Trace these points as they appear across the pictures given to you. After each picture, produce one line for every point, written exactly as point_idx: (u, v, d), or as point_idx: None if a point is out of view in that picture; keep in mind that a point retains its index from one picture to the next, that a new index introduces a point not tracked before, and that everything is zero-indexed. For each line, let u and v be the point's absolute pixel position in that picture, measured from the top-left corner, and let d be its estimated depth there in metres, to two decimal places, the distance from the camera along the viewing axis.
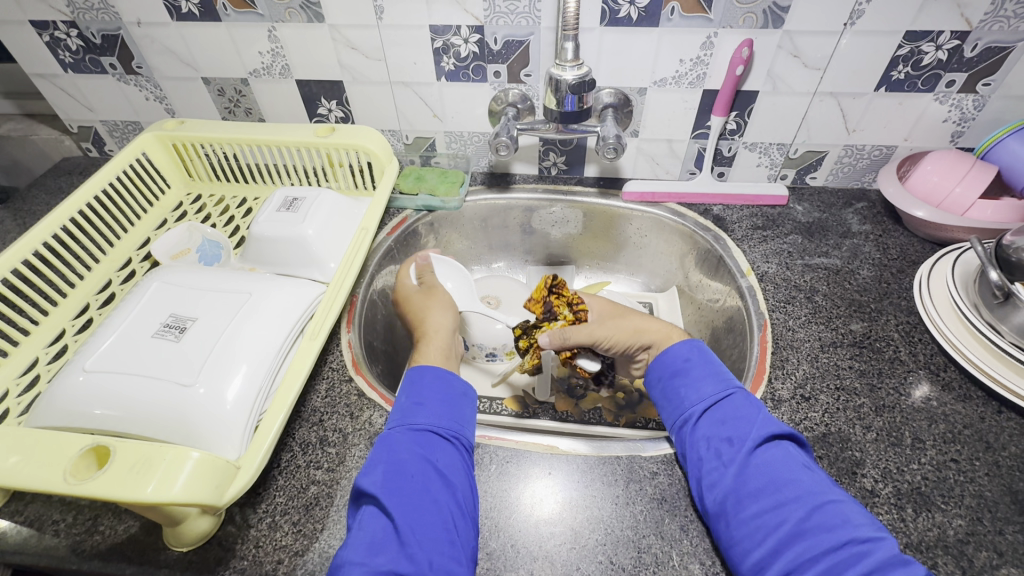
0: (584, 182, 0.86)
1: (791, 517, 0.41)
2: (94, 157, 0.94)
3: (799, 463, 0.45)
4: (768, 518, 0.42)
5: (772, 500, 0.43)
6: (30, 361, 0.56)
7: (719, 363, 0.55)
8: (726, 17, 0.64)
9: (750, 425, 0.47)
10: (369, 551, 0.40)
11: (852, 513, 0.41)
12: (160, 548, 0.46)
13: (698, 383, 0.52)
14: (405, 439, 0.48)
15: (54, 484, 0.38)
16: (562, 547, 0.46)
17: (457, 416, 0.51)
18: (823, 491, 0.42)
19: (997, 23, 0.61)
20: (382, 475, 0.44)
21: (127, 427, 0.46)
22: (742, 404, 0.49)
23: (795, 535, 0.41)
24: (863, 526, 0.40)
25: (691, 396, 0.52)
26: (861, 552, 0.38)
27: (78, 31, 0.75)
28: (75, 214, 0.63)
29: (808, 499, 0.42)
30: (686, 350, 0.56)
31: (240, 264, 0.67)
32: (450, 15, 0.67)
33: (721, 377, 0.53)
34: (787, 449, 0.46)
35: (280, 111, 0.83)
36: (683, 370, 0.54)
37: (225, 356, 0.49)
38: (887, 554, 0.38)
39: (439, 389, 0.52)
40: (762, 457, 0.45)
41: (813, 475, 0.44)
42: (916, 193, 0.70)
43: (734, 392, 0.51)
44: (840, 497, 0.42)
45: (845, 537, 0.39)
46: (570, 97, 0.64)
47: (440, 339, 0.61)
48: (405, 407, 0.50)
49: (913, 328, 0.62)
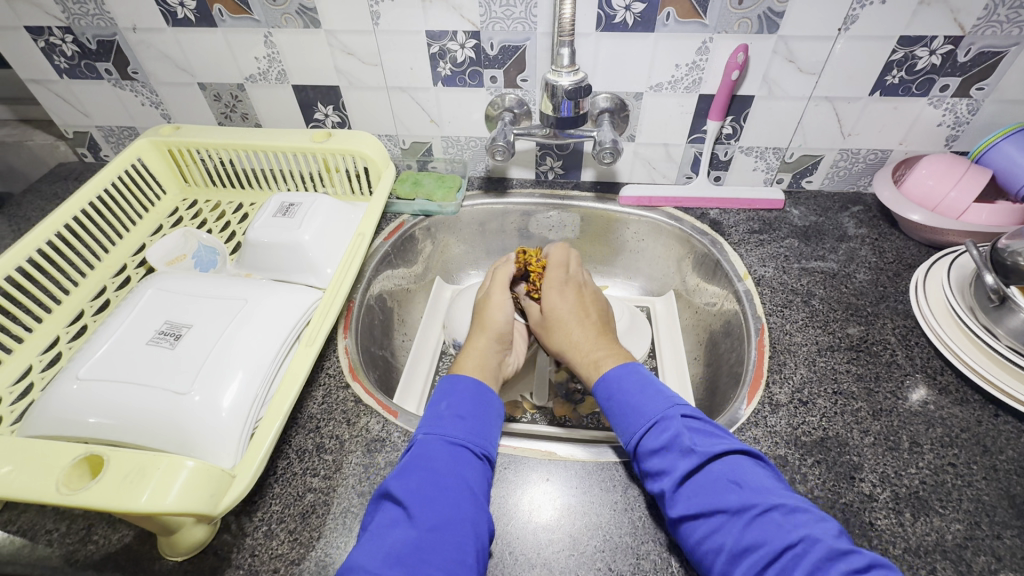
0: (581, 186, 0.86)
1: (729, 537, 0.40)
2: (90, 162, 0.94)
3: (728, 483, 0.42)
4: (711, 542, 0.40)
5: (708, 525, 0.41)
6: (24, 369, 0.55)
7: (648, 384, 0.52)
8: (721, 22, 0.64)
9: (674, 454, 0.45)
10: (386, 561, 0.38)
11: (784, 518, 0.39)
12: (154, 558, 0.45)
13: (627, 417, 0.50)
14: (441, 449, 0.47)
15: (46, 494, 0.37)
16: (560, 554, 0.46)
17: (491, 435, 0.50)
18: (754, 503, 0.40)
19: (990, 28, 0.61)
20: (415, 482, 0.44)
21: (121, 436, 0.45)
22: (667, 431, 0.46)
23: (737, 553, 0.39)
24: (795, 530, 0.38)
25: (622, 430, 0.50)
26: (797, 558, 0.37)
27: (73, 37, 0.75)
28: (68, 221, 0.63)
29: (741, 514, 0.40)
30: (616, 381, 0.53)
31: (235, 269, 0.66)
32: (445, 20, 0.67)
33: (652, 398, 0.50)
34: (712, 469, 0.43)
35: (276, 117, 0.83)
36: (609, 408, 0.52)
37: (221, 363, 0.49)
38: (824, 552, 0.36)
39: (479, 407, 0.52)
40: (693, 485, 0.43)
41: (742, 490, 0.41)
42: (911, 197, 0.70)
43: (662, 416, 0.48)
44: (776, 501, 0.40)
45: (778, 547, 0.38)
46: (566, 103, 0.64)
47: (479, 363, 0.58)
48: (442, 417, 0.50)
49: (910, 331, 0.62)
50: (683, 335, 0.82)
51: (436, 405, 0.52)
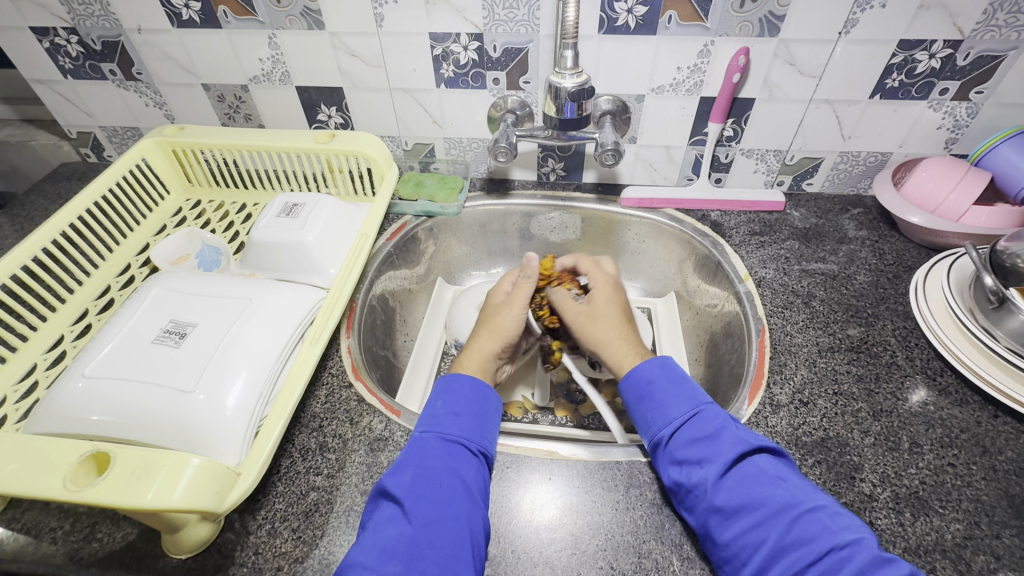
0: (582, 188, 0.87)
1: (771, 534, 0.40)
2: (93, 162, 0.94)
3: (773, 476, 0.43)
4: (750, 537, 0.40)
5: (751, 518, 0.41)
6: (29, 368, 0.55)
7: (685, 379, 0.53)
8: (723, 25, 0.65)
9: (719, 445, 0.45)
10: (381, 558, 0.39)
11: (829, 519, 0.40)
12: (158, 556, 0.45)
13: (667, 406, 0.50)
14: (437, 447, 0.47)
15: (53, 491, 0.38)
16: (562, 552, 0.46)
17: (488, 432, 0.50)
18: (799, 500, 0.41)
19: (989, 32, 0.62)
20: (410, 478, 0.44)
21: (127, 433, 0.46)
22: (711, 422, 0.48)
23: (777, 551, 0.39)
24: (842, 532, 0.39)
25: (658, 420, 0.50)
26: (842, 560, 0.37)
27: (78, 38, 0.75)
28: (74, 220, 0.63)
29: (784, 511, 0.41)
30: (658, 369, 0.53)
31: (239, 269, 0.67)
32: (449, 23, 0.68)
33: (689, 394, 0.51)
34: (757, 464, 0.44)
35: (280, 118, 0.83)
36: (647, 394, 0.52)
37: (226, 362, 0.49)
38: (868, 559, 0.37)
39: (474, 404, 0.52)
40: (735, 476, 0.44)
41: (787, 485, 0.42)
42: (911, 200, 0.71)
43: (701, 411, 0.49)
44: (819, 501, 0.41)
45: (826, 546, 0.38)
46: (569, 104, 0.65)
47: (476, 360, 0.59)
48: (438, 415, 0.50)
49: (910, 332, 0.63)
50: (684, 337, 0.82)
51: (432, 404, 0.52)
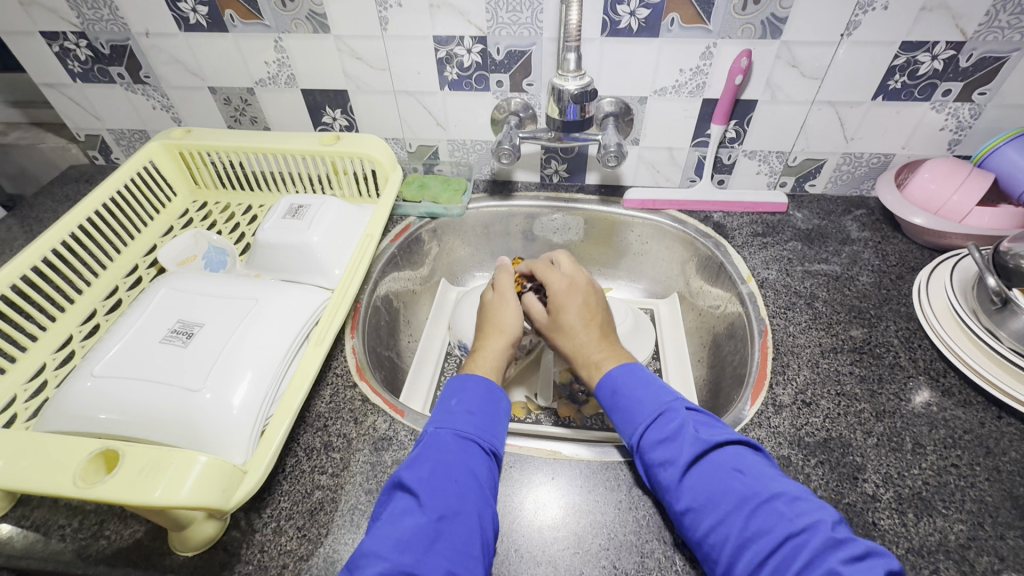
0: (585, 190, 0.87)
1: (734, 528, 0.40)
2: (100, 165, 0.95)
3: (731, 469, 0.43)
4: (715, 534, 0.41)
5: (714, 515, 0.41)
6: (38, 367, 0.56)
7: (649, 380, 0.53)
8: (725, 27, 0.65)
9: (679, 445, 0.45)
10: (396, 548, 0.39)
11: (786, 507, 0.39)
12: (165, 553, 0.46)
13: (632, 410, 0.50)
14: (451, 443, 0.47)
15: (62, 488, 0.38)
16: (565, 552, 0.46)
17: (499, 433, 0.51)
18: (757, 491, 0.41)
19: (992, 33, 0.62)
20: (427, 472, 0.44)
21: (134, 432, 0.46)
22: (672, 422, 0.47)
23: (740, 545, 0.39)
24: (798, 519, 0.38)
25: (627, 426, 0.50)
26: (798, 547, 0.37)
27: (87, 42, 0.76)
28: (82, 222, 0.64)
29: (744, 504, 0.41)
30: (621, 376, 0.53)
31: (244, 270, 0.67)
32: (452, 26, 0.69)
33: (653, 395, 0.51)
34: (716, 458, 0.44)
35: (285, 120, 0.84)
36: (616, 402, 0.52)
37: (232, 362, 0.49)
38: (822, 542, 0.37)
39: (487, 404, 0.52)
40: (697, 474, 0.44)
41: (745, 477, 0.42)
42: (914, 201, 0.71)
43: (665, 411, 0.49)
44: (777, 490, 0.41)
45: (781, 535, 0.38)
46: (571, 106, 0.65)
47: (489, 361, 0.59)
48: (453, 413, 0.50)
49: (913, 333, 0.63)
50: (686, 338, 0.82)
51: (445, 402, 0.52)
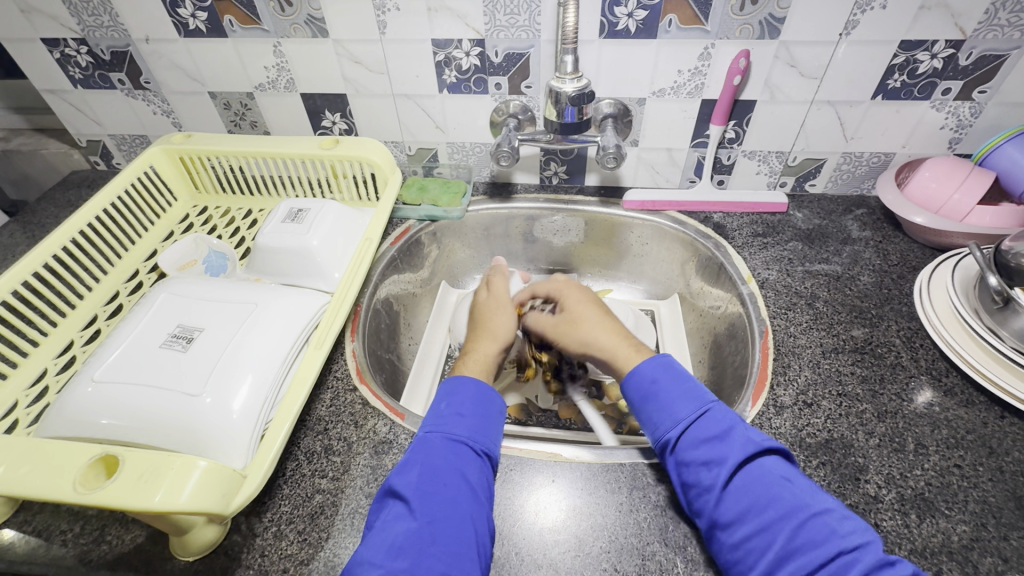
0: (585, 191, 0.87)
1: (779, 537, 0.40)
2: (102, 170, 0.96)
3: (779, 476, 0.43)
4: (757, 540, 0.40)
5: (758, 521, 0.41)
6: (39, 373, 0.56)
7: (689, 377, 0.51)
8: (723, 28, 0.65)
9: (727, 446, 0.44)
10: (389, 554, 0.39)
11: (837, 522, 0.40)
12: (166, 557, 0.46)
13: (671, 406, 0.49)
14: (441, 446, 0.47)
15: (62, 494, 0.38)
16: (566, 554, 0.46)
17: (493, 434, 0.51)
18: (806, 503, 0.41)
19: (991, 31, 0.62)
20: (416, 477, 0.44)
21: (134, 437, 0.46)
22: (719, 422, 0.46)
23: (783, 556, 0.39)
24: (850, 535, 0.38)
25: (665, 420, 0.48)
26: (849, 563, 0.37)
27: (88, 48, 0.76)
28: (83, 227, 0.64)
29: (792, 514, 0.40)
30: (656, 369, 0.52)
31: (244, 274, 0.68)
32: (451, 29, 0.69)
33: (696, 393, 0.49)
34: (765, 465, 0.44)
35: (284, 124, 0.84)
36: (651, 394, 0.50)
37: (231, 366, 0.50)
38: (873, 559, 0.37)
39: (479, 405, 0.52)
40: (744, 477, 0.43)
41: (794, 486, 0.42)
42: (914, 200, 0.70)
43: (710, 409, 0.48)
44: (825, 505, 0.41)
45: (834, 549, 0.38)
46: (570, 109, 0.65)
47: (479, 359, 0.59)
48: (444, 416, 0.50)
49: (915, 333, 0.62)
50: (686, 340, 0.82)
51: (436, 405, 0.52)
